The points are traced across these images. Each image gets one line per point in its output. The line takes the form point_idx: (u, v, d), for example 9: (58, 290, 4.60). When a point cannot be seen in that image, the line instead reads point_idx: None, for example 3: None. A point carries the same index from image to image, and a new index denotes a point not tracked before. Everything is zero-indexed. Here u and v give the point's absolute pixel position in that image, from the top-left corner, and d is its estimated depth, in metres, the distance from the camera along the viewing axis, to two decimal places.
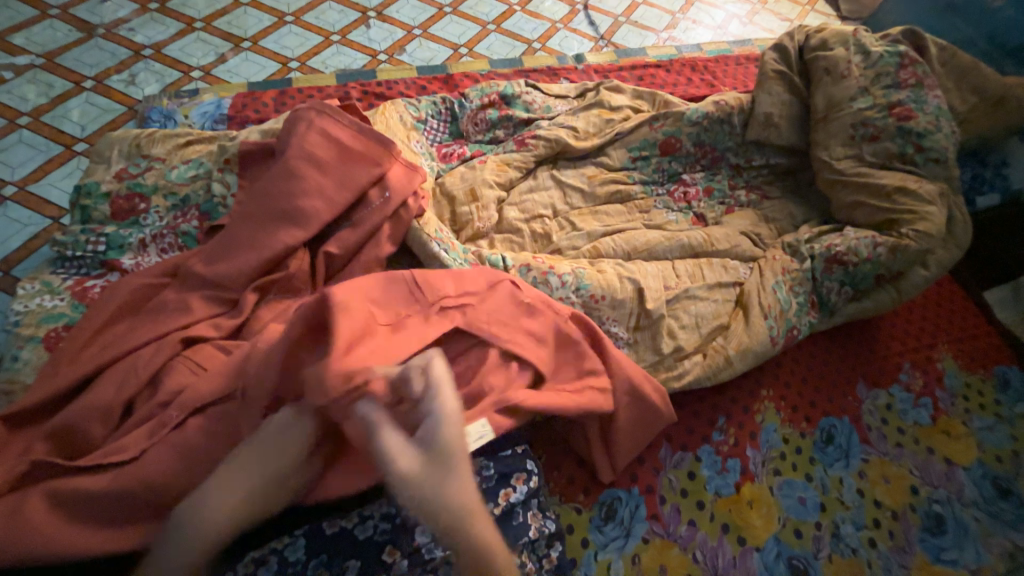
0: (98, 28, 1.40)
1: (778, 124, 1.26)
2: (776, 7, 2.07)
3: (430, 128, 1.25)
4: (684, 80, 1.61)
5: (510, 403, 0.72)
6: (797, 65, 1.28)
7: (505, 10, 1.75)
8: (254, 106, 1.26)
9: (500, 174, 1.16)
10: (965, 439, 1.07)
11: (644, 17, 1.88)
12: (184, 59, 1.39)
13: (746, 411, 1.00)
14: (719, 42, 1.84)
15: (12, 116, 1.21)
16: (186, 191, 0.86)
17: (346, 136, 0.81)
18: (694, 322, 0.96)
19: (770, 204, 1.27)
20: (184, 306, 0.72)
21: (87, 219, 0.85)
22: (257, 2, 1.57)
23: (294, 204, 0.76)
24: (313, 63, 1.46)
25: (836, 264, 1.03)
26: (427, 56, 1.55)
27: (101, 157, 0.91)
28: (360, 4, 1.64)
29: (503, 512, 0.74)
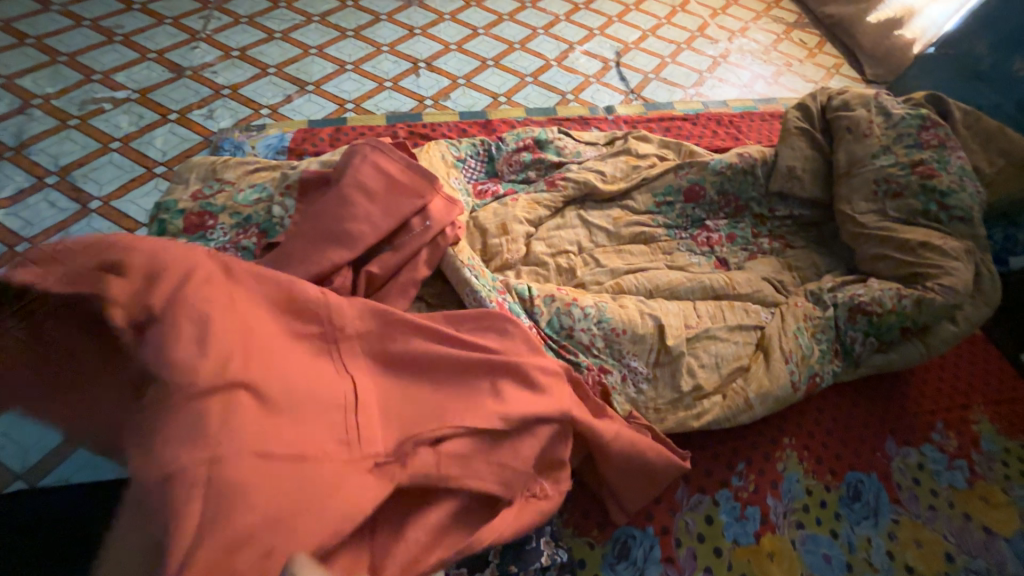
0: (187, 70, 1.61)
1: (801, 177, 1.30)
2: (800, 70, 2.17)
3: (468, 167, 1.35)
4: (709, 133, 1.69)
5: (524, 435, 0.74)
6: (819, 123, 1.34)
7: (543, 65, 1.91)
8: (312, 140, 1.40)
9: (530, 211, 1.24)
10: (1005, 508, 1.01)
11: (672, 75, 2.01)
12: (255, 99, 1.57)
13: (766, 458, 0.98)
14: (745, 99, 1.94)
15: (106, 141, 1.38)
16: (249, 211, 0.96)
17: (396, 170, 0.90)
18: (714, 362, 0.97)
19: (794, 253, 1.30)
20: None
21: (163, 232, 0.96)
22: (323, 53, 1.77)
23: (345, 226, 0.84)
24: (367, 106, 1.62)
25: (860, 314, 1.03)
26: (469, 103, 1.70)
27: (181, 179, 1.03)
28: (412, 56, 1.83)
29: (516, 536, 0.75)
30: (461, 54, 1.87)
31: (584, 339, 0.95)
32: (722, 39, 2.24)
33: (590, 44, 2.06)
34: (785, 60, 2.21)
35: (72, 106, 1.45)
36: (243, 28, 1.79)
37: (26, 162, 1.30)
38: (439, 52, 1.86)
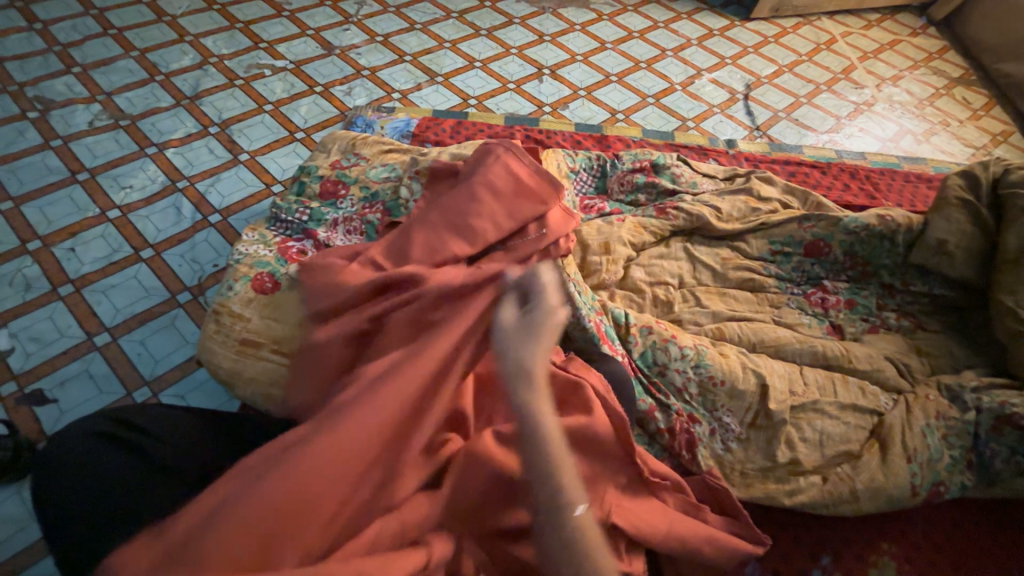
0: (336, 48, 1.76)
1: (953, 254, 1.15)
2: (959, 131, 1.92)
3: (579, 179, 1.34)
4: (840, 185, 1.54)
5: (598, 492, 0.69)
6: (987, 198, 1.17)
7: (666, 87, 1.86)
8: (435, 129, 1.47)
9: (636, 235, 1.20)
10: None
11: (806, 116, 1.86)
12: (390, 83, 1.68)
13: (859, 560, 0.87)
14: (886, 154, 1.76)
15: (261, 103, 1.54)
16: (378, 188, 1.02)
17: (523, 172, 0.91)
18: (818, 438, 0.88)
19: (926, 336, 1.15)
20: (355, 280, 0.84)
21: (302, 193, 1.04)
22: (456, 47, 1.85)
23: (468, 221, 0.87)
24: (488, 104, 1.67)
25: (1010, 426, 0.88)
26: (586, 115, 1.69)
27: (324, 147, 1.12)
28: (538, 61, 1.86)
29: None
30: (585, 66, 1.87)
31: (677, 380, 0.90)
32: (869, 85, 2.05)
33: (720, 72, 1.97)
34: (942, 117, 1.97)
35: (239, 67, 1.63)
36: (389, 16, 1.92)
37: (197, 112, 1.48)
38: (564, 61, 1.87)
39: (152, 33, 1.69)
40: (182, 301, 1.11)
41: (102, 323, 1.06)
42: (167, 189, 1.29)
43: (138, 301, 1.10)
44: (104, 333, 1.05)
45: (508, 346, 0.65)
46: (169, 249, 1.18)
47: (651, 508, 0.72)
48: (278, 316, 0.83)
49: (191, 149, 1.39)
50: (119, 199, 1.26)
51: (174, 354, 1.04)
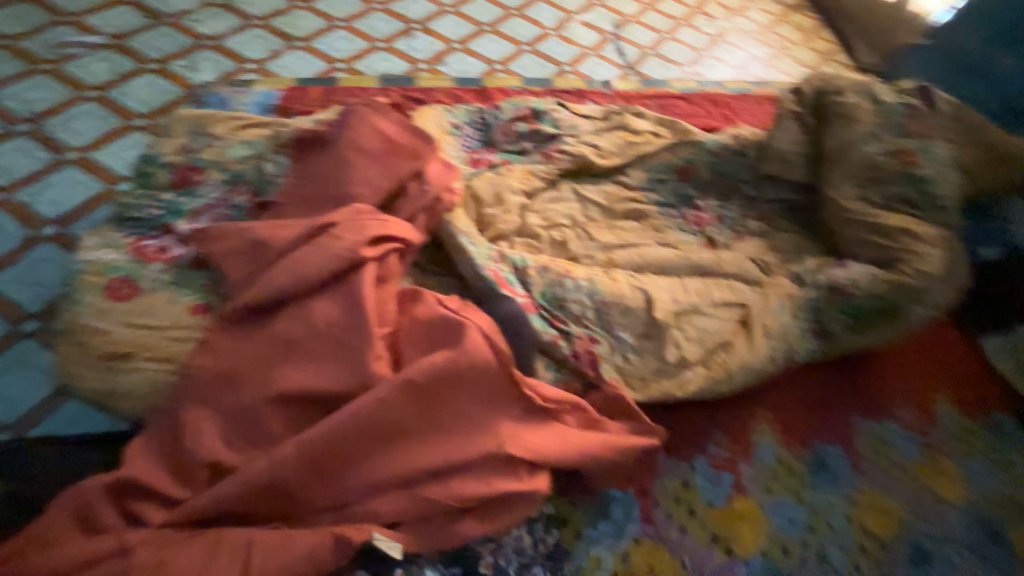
0: (166, 16, 1.52)
1: (792, 160, 1.32)
2: (796, 54, 2.17)
3: (463, 134, 1.33)
4: (704, 113, 1.69)
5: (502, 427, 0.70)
6: (812, 108, 1.35)
7: (541, 34, 1.86)
8: (302, 99, 1.35)
9: (526, 182, 1.25)
10: (958, 478, 1.07)
11: (670, 51, 1.98)
12: (241, 52, 1.50)
13: (743, 428, 1.03)
14: (740, 81, 1.94)
15: (80, 89, 1.30)
16: (240, 168, 0.93)
17: (394, 132, 0.90)
18: (699, 335, 1.00)
19: (780, 235, 1.33)
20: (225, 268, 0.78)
21: (149, 186, 0.92)
22: (312, 7, 1.69)
23: (343, 189, 0.84)
24: (358, 66, 1.56)
25: (838, 295, 1.08)
26: (465, 69, 1.65)
27: (166, 131, 0.99)
28: (407, 16, 1.76)
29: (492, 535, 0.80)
30: (457, 17, 1.81)
31: (576, 310, 0.97)
32: (720, 18, 2.22)
33: (589, 14, 2.01)
34: (782, 43, 2.20)
35: (40, 48, 1.36)
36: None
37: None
38: (434, 14, 1.79)
39: None
40: (27, 331, 0.96)
41: None
42: None
43: None
44: None
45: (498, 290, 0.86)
46: None
47: (549, 433, 0.72)
48: (147, 321, 0.74)
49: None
50: None
51: (30, 392, 0.90)
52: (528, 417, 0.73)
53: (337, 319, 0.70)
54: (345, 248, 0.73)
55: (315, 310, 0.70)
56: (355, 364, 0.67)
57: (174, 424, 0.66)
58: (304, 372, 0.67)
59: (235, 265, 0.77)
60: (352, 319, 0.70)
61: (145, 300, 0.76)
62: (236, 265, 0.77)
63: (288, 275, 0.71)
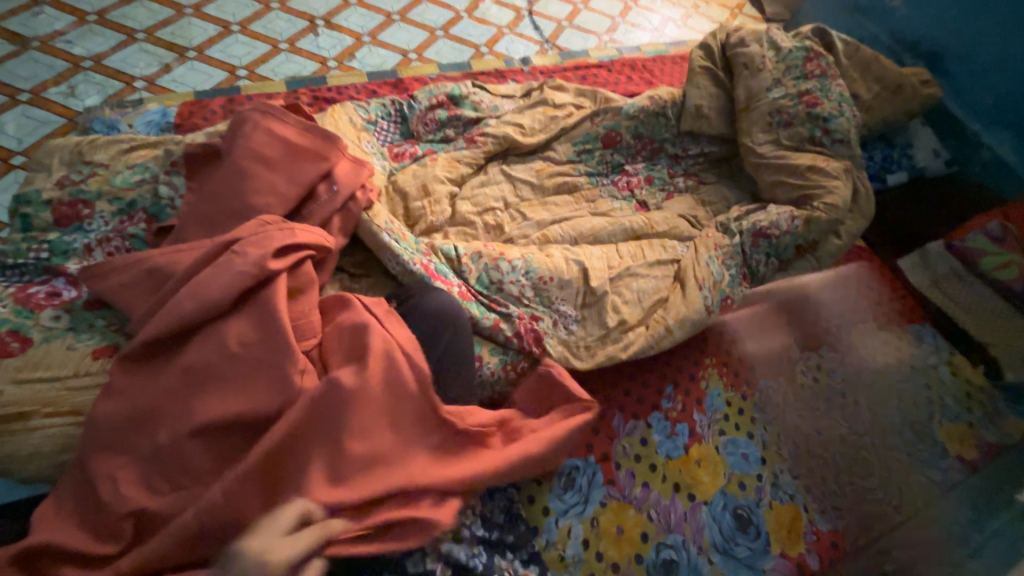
0: (32, 40, 1.37)
1: (708, 115, 1.36)
2: (707, 11, 2.21)
3: (381, 129, 1.29)
4: (624, 79, 1.71)
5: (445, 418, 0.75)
6: (720, 62, 1.39)
7: (452, 17, 1.81)
8: (201, 113, 1.27)
9: (451, 170, 1.21)
10: (885, 391, 1.18)
11: (586, 21, 1.98)
12: (126, 70, 1.38)
13: (691, 378, 1.08)
14: (657, 43, 1.97)
15: None
16: (132, 195, 0.86)
17: (292, 134, 0.85)
18: (636, 297, 1.03)
19: (706, 189, 1.37)
20: (127, 304, 0.73)
21: (29, 228, 0.84)
22: (201, 13, 1.57)
23: (246, 202, 0.79)
24: (262, 71, 1.48)
25: (762, 238, 1.13)
26: (377, 61, 1.60)
27: (40, 166, 0.90)
28: (307, 12, 1.67)
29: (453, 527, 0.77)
30: (362, 9, 1.73)
31: (514, 290, 0.97)
32: None
33: None
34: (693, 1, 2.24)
35: None
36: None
37: None
38: (337, 8, 1.71)
39: None
40: None
41: None
42: None
43: None
44: None
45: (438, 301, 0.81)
46: None
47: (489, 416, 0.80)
48: (42, 374, 0.69)
49: None
50: None
51: None
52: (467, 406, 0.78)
53: (252, 341, 0.67)
54: (251, 263, 0.69)
55: (226, 334, 0.67)
56: (278, 384, 0.65)
57: (85, 479, 0.61)
58: (220, 395, 0.64)
59: (139, 300, 0.73)
60: (268, 339, 0.67)
61: (37, 351, 0.71)
62: (139, 300, 0.73)
63: (191, 301, 0.66)
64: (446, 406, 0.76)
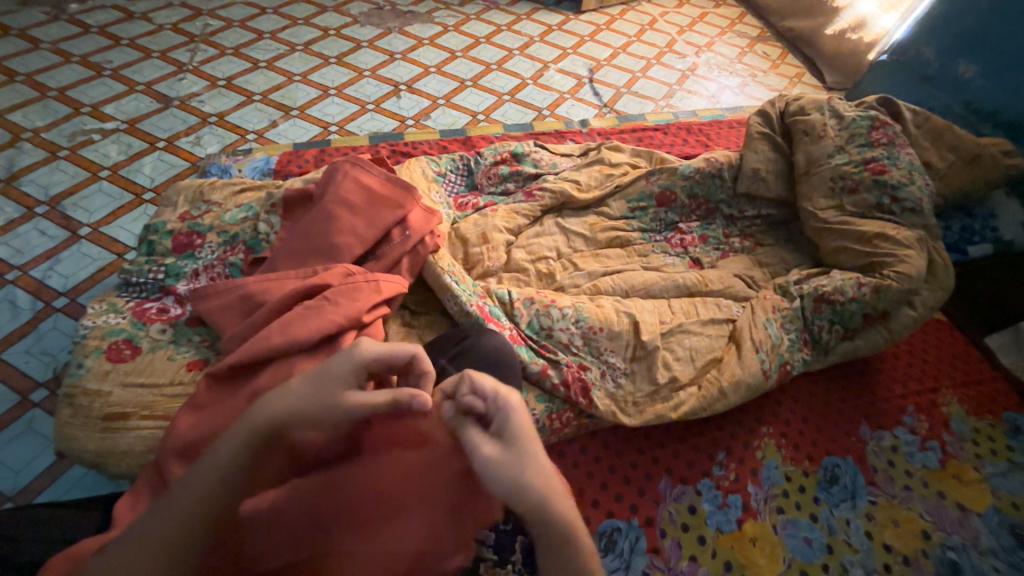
0: (174, 100, 1.66)
1: (766, 179, 1.37)
2: (765, 80, 2.28)
3: (448, 181, 1.41)
4: (680, 141, 1.77)
5: None
6: (779, 127, 1.41)
7: (519, 83, 1.99)
8: (297, 162, 1.45)
9: (509, 220, 1.29)
10: (977, 484, 1.04)
11: (643, 88, 2.10)
12: (242, 125, 1.63)
13: (745, 447, 1.01)
14: (713, 109, 2.04)
15: (95, 171, 1.42)
16: (236, 230, 0.99)
17: (375, 184, 0.96)
18: (688, 355, 1.02)
19: (764, 250, 1.36)
20: (221, 323, 0.83)
21: (153, 253, 0.98)
22: (307, 79, 1.84)
23: (330, 241, 0.89)
24: (350, 127, 1.68)
25: (825, 303, 1.08)
26: (449, 121, 1.77)
27: (169, 201, 1.07)
28: (393, 79, 1.90)
29: None
30: (440, 76, 1.95)
31: (563, 338, 0.99)
32: (690, 54, 2.35)
33: (564, 62, 2.15)
34: (750, 71, 2.31)
35: (60, 138, 1.49)
36: (230, 59, 1.86)
37: (17, 194, 1.34)
38: (419, 75, 1.94)
39: None
40: (39, 400, 1.00)
41: None
42: None
43: None
44: None
45: (494, 340, 0.85)
46: (10, 348, 1.06)
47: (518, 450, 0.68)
48: (144, 380, 0.79)
49: (18, 235, 1.25)
50: None
51: (39, 459, 0.93)
52: None
53: None
54: (334, 301, 0.78)
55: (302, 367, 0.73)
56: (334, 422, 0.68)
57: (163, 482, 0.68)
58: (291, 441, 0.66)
59: (231, 321, 0.83)
60: None
61: (145, 359, 0.81)
62: (232, 321, 0.83)
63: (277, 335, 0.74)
64: None
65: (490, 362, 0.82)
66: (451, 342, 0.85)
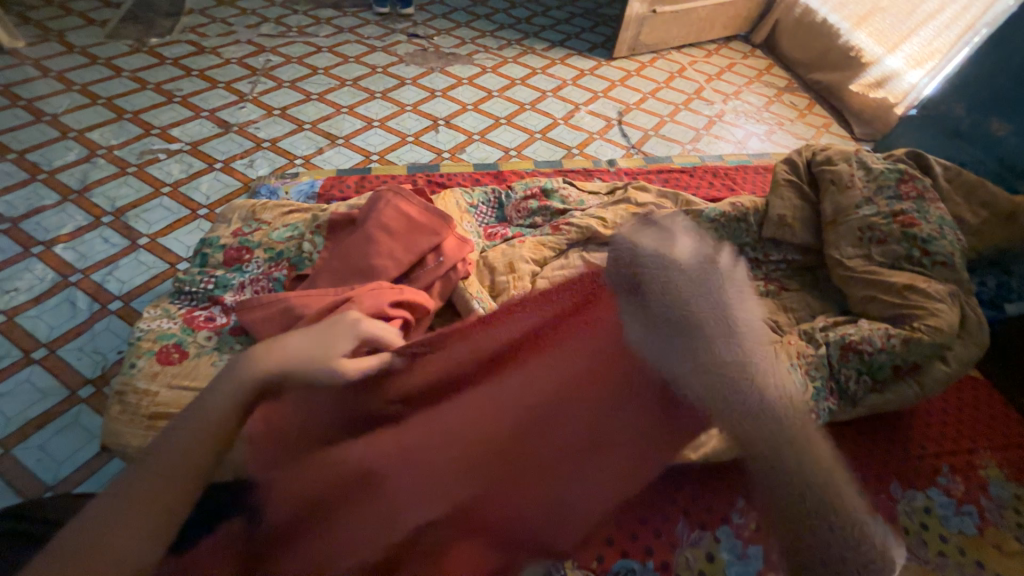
0: (233, 126, 1.81)
1: (792, 225, 1.38)
2: (792, 128, 2.32)
3: (480, 212, 1.47)
4: (705, 184, 1.81)
5: None
6: (806, 176, 1.44)
7: (550, 122, 2.09)
8: (340, 187, 1.55)
9: (536, 252, 1.34)
10: (1019, 557, 0.98)
11: (671, 132, 2.17)
12: (291, 151, 1.75)
13: None
14: (740, 154, 2.08)
15: (158, 186, 1.54)
16: (282, 247, 1.06)
17: (415, 212, 1.02)
18: None
19: (789, 295, 1.35)
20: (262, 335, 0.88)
21: (206, 264, 1.06)
22: (354, 111, 1.98)
23: (369, 263, 0.95)
24: (390, 157, 1.79)
25: (852, 352, 1.07)
26: (483, 155, 1.87)
27: (224, 218, 1.16)
28: (433, 114, 2.03)
29: None
30: (476, 113, 2.07)
31: None
32: (717, 101, 2.43)
33: (594, 104, 2.25)
34: (777, 119, 2.37)
35: (130, 156, 1.64)
36: (286, 91, 2.03)
37: (87, 204, 1.46)
38: (457, 112, 2.06)
39: (31, 134, 1.65)
40: (84, 396, 1.06)
41: None
42: (58, 285, 1.25)
43: (33, 405, 1.04)
44: None
45: None
46: (65, 344, 1.13)
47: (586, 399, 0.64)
48: (188, 382, 0.84)
49: (84, 241, 1.36)
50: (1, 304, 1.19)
51: (80, 452, 0.98)
52: None
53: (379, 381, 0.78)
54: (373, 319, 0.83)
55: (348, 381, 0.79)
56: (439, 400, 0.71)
57: None
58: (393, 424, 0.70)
59: (272, 334, 0.88)
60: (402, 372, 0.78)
61: (190, 363, 0.87)
62: (273, 334, 0.88)
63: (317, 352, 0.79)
64: None
65: None
66: None
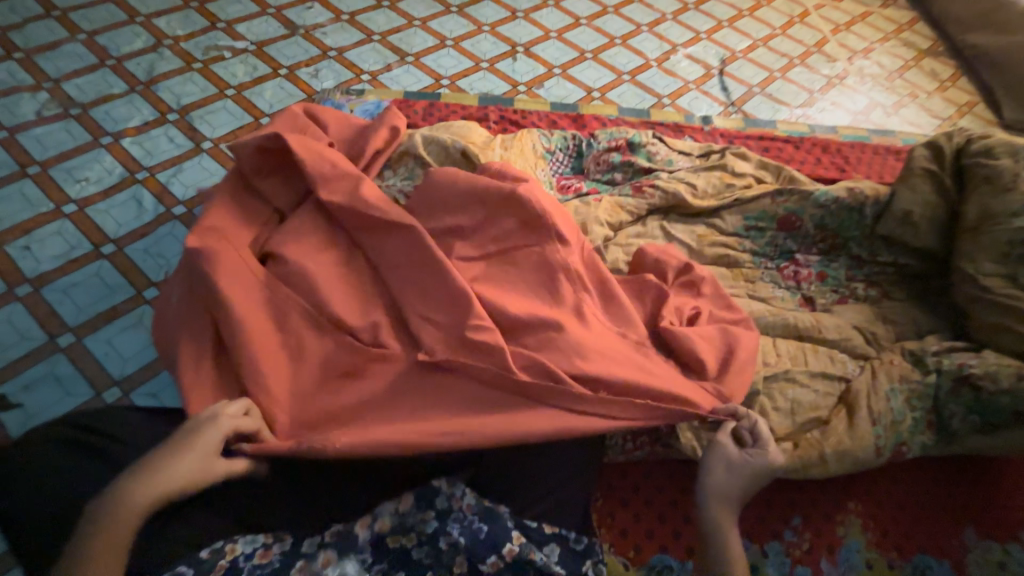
0: (300, 28, 1.67)
1: (916, 224, 1.16)
2: (927, 103, 1.95)
3: (556, 159, 1.35)
4: (812, 160, 1.56)
5: (572, 472, 0.77)
6: (951, 166, 1.19)
7: (642, 63, 1.83)
8: (407, 112, 1.45)
9: (612, 215, 1.20)
10: None
11: (780, 90, 1.87)
12: (358, 63, 1.62)
13: (826, 519, 0.92)
14: (858, 128, 1.78)
15: (222, 87, 1.46)
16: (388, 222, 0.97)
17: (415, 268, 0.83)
18: (789, 407, 0.94)
19: (892, 305, 1.18)
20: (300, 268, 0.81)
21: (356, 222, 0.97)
22: (426, 25, 1.79)
23: (442, 222, 0.88)
24: (461, 84, 1.63)
25: (967, 386, 0.93)
26: (562, 93, 1.67)
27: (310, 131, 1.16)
28: (511, 38, 1.80)
29: (441, 511, 0.70)
30: (559, 42, 1.83)
31: None
32: (841, 58, 2.05)
33: (695, 47, 1.95)
34: (911, 89, 1.99)
35: (195, 49, 1.54)
36: None
37: (154, 98, 1.40)
38: (539, 38, 1.83)
39: (99, 14, 1.57)
40: (150, 297, 1.07)
41: (66, 323, 1.02)
42: (126, 181, 1.23)
43: (103, 298, 1.06)
44: (69, 334, 1.01)
45: (588, 346, 0.80)
46: (132, 244, 1.13)
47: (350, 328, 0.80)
48: None
49: (150, 138, 1.32)
50: (74, 193, 1.19)
51: (144, 352, 1.01)
52: (572, 483, 0.76)
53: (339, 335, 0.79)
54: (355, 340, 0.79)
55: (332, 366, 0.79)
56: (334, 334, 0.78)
57: None
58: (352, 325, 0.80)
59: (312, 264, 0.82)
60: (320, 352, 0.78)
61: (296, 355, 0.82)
62: (313, 264, 0.82)
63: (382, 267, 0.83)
64: (575, 450, 0.78)
65: (593, 367, 0.79)
66: (538, 345, 0.79)
